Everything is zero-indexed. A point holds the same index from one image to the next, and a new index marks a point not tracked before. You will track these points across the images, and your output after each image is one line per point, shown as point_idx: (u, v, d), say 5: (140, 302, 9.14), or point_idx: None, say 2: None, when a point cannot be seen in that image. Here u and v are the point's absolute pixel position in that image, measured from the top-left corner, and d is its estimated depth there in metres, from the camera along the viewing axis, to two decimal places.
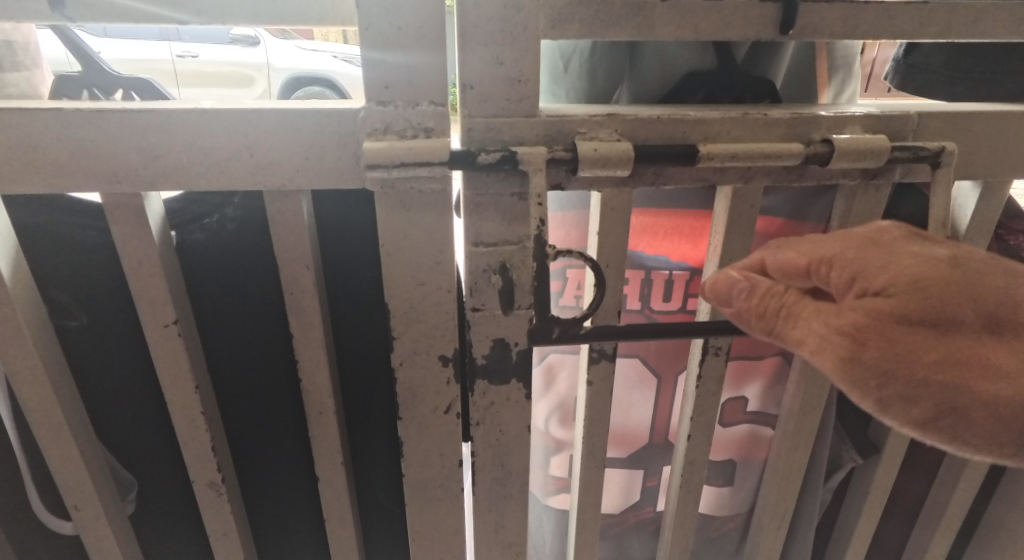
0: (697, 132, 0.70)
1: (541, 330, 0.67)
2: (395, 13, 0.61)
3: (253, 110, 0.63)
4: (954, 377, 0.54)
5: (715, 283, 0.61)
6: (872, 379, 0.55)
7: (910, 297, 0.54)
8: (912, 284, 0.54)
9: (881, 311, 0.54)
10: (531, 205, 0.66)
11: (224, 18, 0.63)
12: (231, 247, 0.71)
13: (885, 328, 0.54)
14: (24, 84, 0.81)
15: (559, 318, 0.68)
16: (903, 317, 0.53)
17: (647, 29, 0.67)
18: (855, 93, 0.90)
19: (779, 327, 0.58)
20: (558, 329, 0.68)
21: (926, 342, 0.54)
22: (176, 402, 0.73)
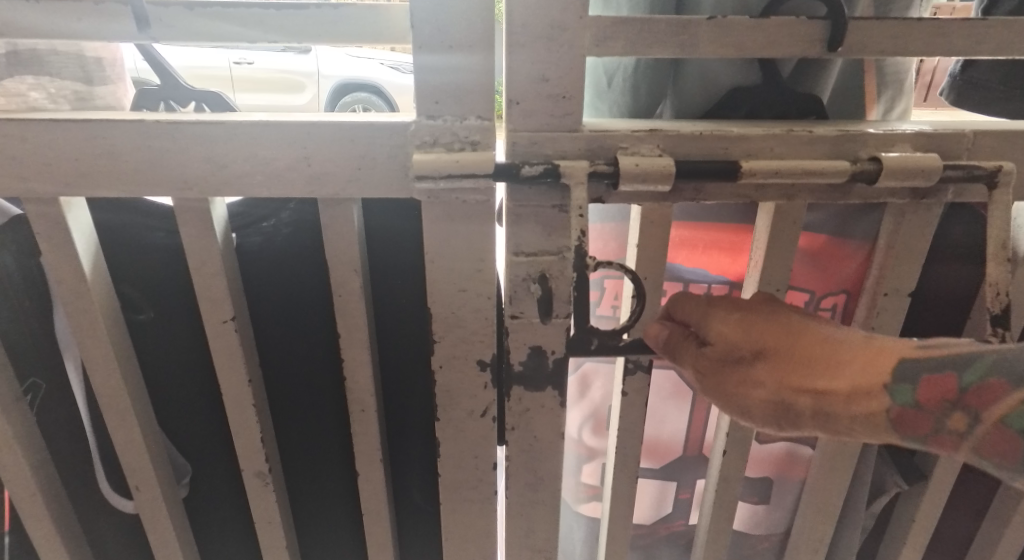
0: (738, 148, 0.70)
1: (575, 345, 0.69)
2: (446, 32, 0.64)
3: (311, 123, 0.67)
4: (755, 393, 0.65)
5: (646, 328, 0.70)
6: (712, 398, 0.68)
7: (730, 342, 0.66)
8: (736, 333, 0.66)
9: (714, 357, 0.67)
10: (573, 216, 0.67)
11: (289, 37, 0.67)
12: (286, 250, 0.76)
13: (717, 367, 0.67)
14: (111, 97, 0.87)
15: (596, 329, 0.68)
16: (728, 359, 0.66)
17: (691, 46, 0.68)
18: (905, 110, 0.88)
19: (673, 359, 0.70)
20: (597, 341, 0.69)
21: (751, 374, 0.66)
22: (230, 393, 0.78)
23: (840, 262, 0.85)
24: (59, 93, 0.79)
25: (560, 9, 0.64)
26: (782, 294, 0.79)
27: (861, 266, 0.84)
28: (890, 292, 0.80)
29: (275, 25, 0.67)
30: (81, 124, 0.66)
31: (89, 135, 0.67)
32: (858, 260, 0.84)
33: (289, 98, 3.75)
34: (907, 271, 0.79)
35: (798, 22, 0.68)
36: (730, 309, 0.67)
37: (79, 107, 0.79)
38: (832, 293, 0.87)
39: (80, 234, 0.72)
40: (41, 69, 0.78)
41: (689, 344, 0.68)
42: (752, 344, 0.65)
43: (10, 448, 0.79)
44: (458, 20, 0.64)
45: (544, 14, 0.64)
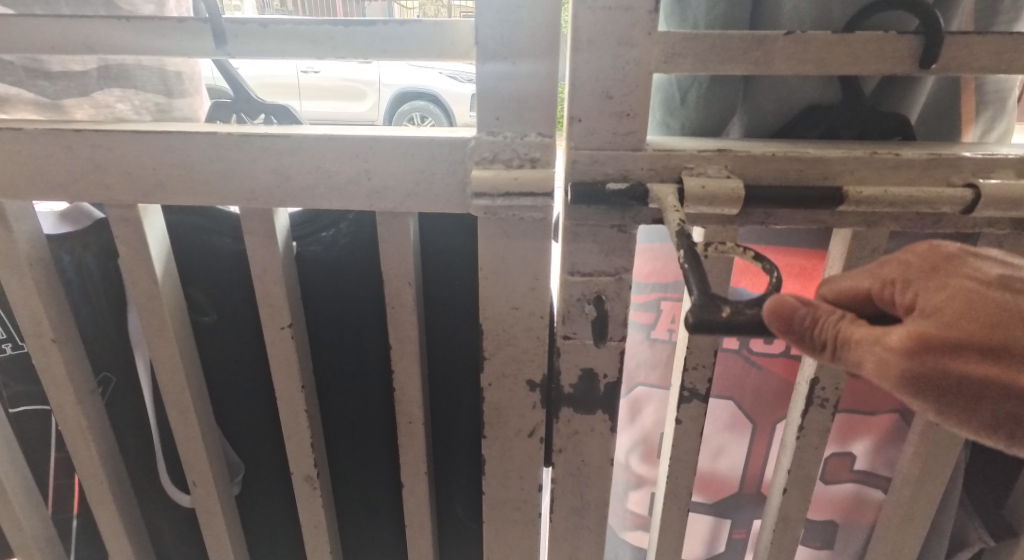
0: (815, 171, 0.65)
1: (704, 305, 0.50)
2: (510, 48, 0.63)
3: (372, 137, 0.67)
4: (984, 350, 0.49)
5: (776, 307, 0.51)
6: (917, 385, 0.50)
7: (947, 318, 0.50)
8: (956, 313, 0.50)
9: (922, 335, 0.49)
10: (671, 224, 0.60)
11: (357, 54, 0.67)
12: (343, 259, 0.79)
13: (926, 348, 0.49)
14: (189, 108, 0.90)
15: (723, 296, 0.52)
16: (944, 337, 0.49)
17: (767, 63, 0.64)
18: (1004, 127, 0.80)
19: (837, 353, 0.53)
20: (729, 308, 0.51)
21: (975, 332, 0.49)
22: (283, 398, 0.80)
23: None
24: (142, 104, 0.85)
25: (628, 24, 0.61)
26: None
27: None
28: None
29: (340, 41, 0.67)
30: (159, 136, 0.69)
31: (165, 147, 0.69)
32: None
33: (349, 106, 3.77)
34: None
35: (887, 38, 0.63)
36: (932, 281, 0.52)
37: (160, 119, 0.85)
38: None
39: (154, 238, 0.75)
40: (127, 82, 0.83)
41: (873, 328, 0.51)
42: (976, 325, 0.49)
43: (83, 436, 0.83)
44: (523, 36, 0.62)
45: (611, 29, 0.61)
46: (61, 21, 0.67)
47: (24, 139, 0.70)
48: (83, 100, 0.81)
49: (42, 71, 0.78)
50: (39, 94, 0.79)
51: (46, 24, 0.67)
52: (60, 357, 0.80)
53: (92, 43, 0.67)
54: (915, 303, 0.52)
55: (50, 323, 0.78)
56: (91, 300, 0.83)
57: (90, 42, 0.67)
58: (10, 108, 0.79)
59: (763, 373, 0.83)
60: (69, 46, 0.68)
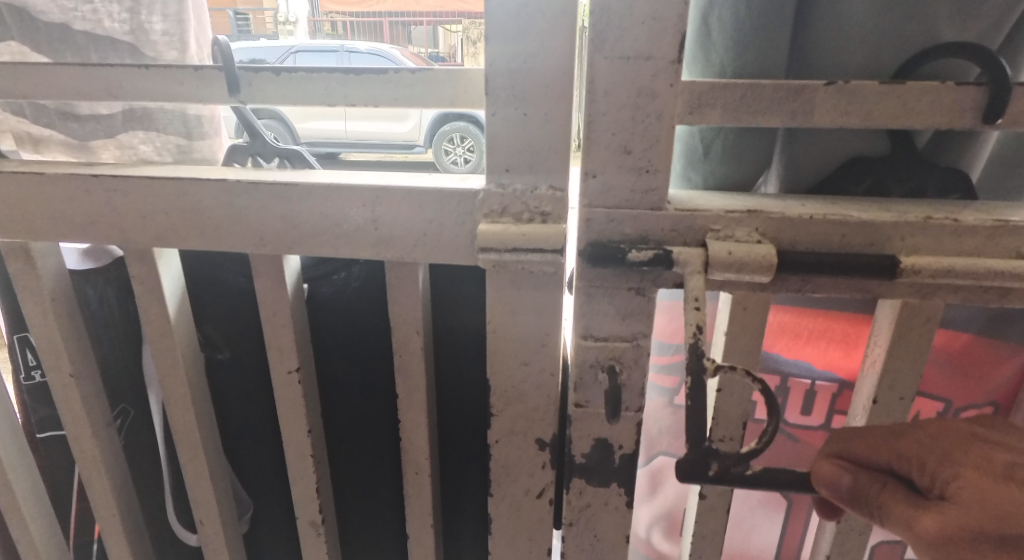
0: (860, 236, 0.58)
1: (691, 466, 0.53)
2: (522, 98, 0.58)
3: (380, 187, 0.63)
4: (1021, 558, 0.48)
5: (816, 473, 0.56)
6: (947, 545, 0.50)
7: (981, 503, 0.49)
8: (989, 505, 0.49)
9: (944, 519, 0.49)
10: (687, 308, 0.56)
11: (367, 101, 0.64)
12: (354, 303, 0.78)
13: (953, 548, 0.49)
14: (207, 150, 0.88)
15: (718, 451, 0.53)
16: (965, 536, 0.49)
17: (805, 115, 0.59)
18: None
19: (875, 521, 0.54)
20: (716, 463, 0.53)
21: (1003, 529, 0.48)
22: (291, 442, 0.79)
23: (990, 367, 0.71)
24: (163, 146, 0.86)
25: (650, 75, 0.56)
26: (906, 403, 0.69)
27: (1018, 376, 0.71)
28: None
29: (354, 87, 0.63)
30: (170, 182, 0.66)
31: (177, 192, 0.67)
32: (1010, 369, 0.71)
33: (392, 126, 3.83)
34: None
35: (945, 88, 0.56)
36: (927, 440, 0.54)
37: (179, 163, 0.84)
38: (977, 405, 0.73)
39: (168, 278, 0.74)
40: (151, 125, 0.84)
41: (907, 508, 0.52)
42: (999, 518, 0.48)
43: (97, 469, 0.83)
44: (536, 85, 0.58)
45: (630, 81, 0.56)
46: (85, 68, 0.66)
47: (44, 179, 0.69)
48: (109, 141, 0.83)
49: (73, 113, 0.80)
50: (69, 135, 0.81)
51: (71, 69, 0.66)
52: (78, 391, 0.80)
53: (115, 90, 0.66)
54: (935, 484, 0.52)
55: (69, 358, 0.78)
56: (111, 333, 0.83)
57: (112, 88, 0.66)
58: (43, 148, 0.81)
59: (802, 445, 0.79)
60: (87, 88, 0.67)
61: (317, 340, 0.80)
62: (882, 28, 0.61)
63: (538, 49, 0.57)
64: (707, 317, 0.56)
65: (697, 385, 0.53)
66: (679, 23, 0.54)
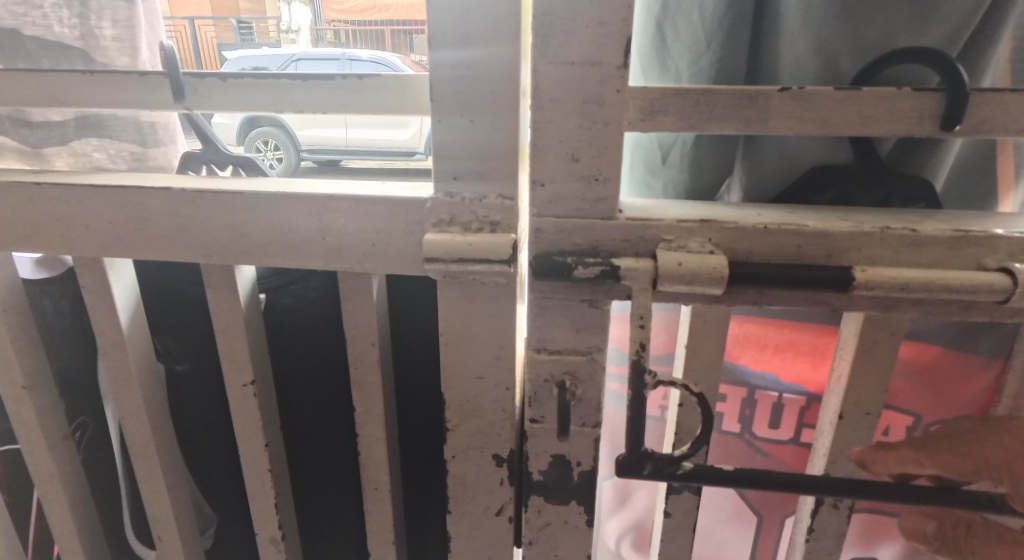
0: (816, 247, 0.56)
1: (630, 466, 0.58)
2: (468, 104, 0.57)
3: (328, 196, 0.62)
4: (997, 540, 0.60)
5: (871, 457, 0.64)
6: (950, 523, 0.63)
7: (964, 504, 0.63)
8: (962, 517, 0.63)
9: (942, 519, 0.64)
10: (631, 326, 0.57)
11: (315, 107, 0.63)
12: (312, 314, 0.76)
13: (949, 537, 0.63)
14: (161, 157, 0.85)
15: (653, 453, 0.59)
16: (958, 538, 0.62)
17: (760, 122, 0.57)
18: None
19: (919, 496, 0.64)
20: (651, 465, 0.59)
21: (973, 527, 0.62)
22: (248, 456, 0.77)
23: (959, 382, 0.69)
24: (118, 154, 0.83)
25: (596, 81, 0.54)
26: (874, 420, 0.67)
27: (988, 393, 0.69)
28: None
29: (301, 94, 0.62)
30: (116, 191, 0.65)
31: (123, 201, 0.65)
32: (982, 384, 0.68)
33: None
34: None
35: (901, 94, 0.55)
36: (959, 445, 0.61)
37: (132, 171, 0.82)
38: (946, 423, 0.70)
39: (121, 288, 0.73)
40: (104, 132, 0.82)
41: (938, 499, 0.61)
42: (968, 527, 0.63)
43: (53, 483, 0.82)
44: (482, 91, 0.56)
45: (577, 86, 0.54)
46: (29, 74, 0.64)
47: None
48: (62, 149, 0.81)
49: (24, 120, 0.79)
50: (22, 142, 0.80)
51: (15, 75, 0.64)
52: (31, 404, 0.78)
53: (60, 96, 0.64)
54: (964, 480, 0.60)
55: (22, 370, 0.77)
56: (68, 343, 0.82)
57: (57, 95, 0.65)
58: None
59: (771, 460, 0.76)
60: (31, 95, 0.65)
61: (274, 352, 0.79)
62: (840, 33, 0.59)
63: (483, 54, 0.55)
64: (651, 335, 0.56)
65: (635, 399, 0.56)
66: (625, 27, 0.53)
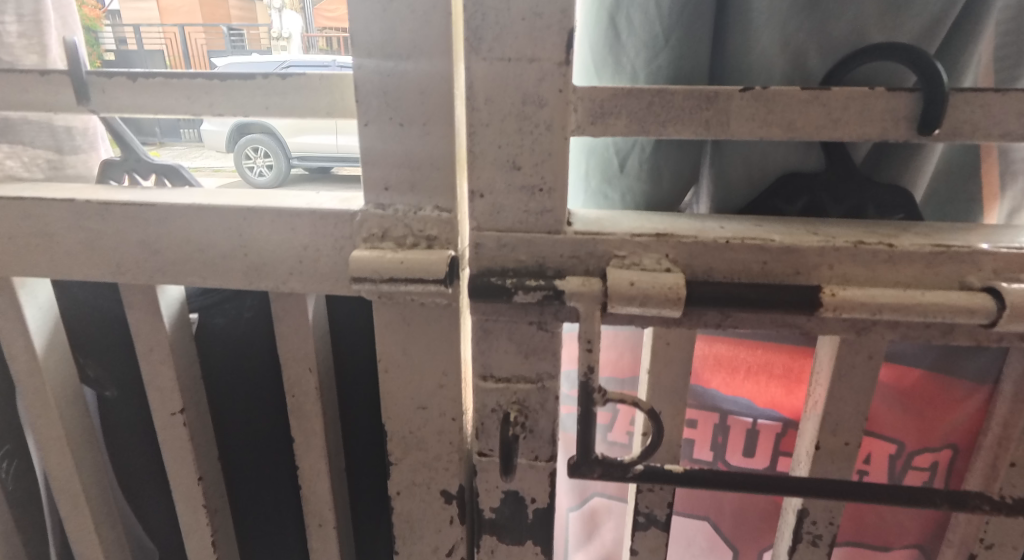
0: (784, 264, 0.51)
1: (579, 469, 0.55)
2: (396, 106, 0.51)
3: (248, 209, 0.56)
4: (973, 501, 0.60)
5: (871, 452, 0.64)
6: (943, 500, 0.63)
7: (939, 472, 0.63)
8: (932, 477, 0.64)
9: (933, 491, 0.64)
10: (579, 349, 0.52)
11: (235, 110, 0.57)
12: (242, 337, 0.67)
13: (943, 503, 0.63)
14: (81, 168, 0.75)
15: (604, 457, 0.55)
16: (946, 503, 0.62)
17: (720, 125, 0.51)
18: None
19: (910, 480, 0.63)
20: (600, 470, 0.55)
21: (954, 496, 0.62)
22: (180, 491, 0.69)
23: (943, 407, 0.64)
24: (33, 161, 0.71)
25: (535, 80, 0.49)
26: (853, 450, 0.61)
27: (974, 418, 0.63)
28: (1020, 462, 0.59)
29: (219, 95, 0.56)
30: (15, 202, 0.59)
31: (24, 213, 0.60)
32: (969, 408, 0.63)
33: None
34: None
35: (873, 94, 0.50)
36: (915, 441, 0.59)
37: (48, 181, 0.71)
38: (931, 450, 0.65)
39: (34, 309, 0.65)
40: (15, 138, 0.70)
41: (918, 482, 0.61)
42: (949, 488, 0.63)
43: None
44: (411, 91, 0.51)
45: (513, 86, 0.49)
46: None
47: None
48: None
49: None
50: None
51: None
52: None
53: None
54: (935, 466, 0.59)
55: None
56: None
57: None
58: None
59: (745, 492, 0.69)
60: None
61: (208, 380, 0.69)
62: (806, 27, 0.54)
63: (410, 51, 0.50)
64: (599, 358, 0.52)
65: (584, 418, 0.53)
66: (564, 18, 0.48)
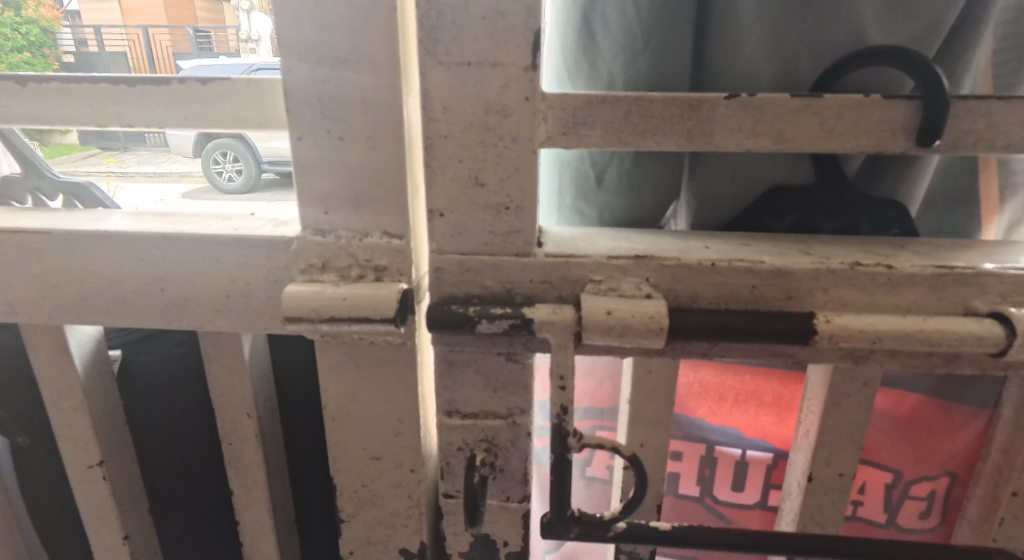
0: (773, 288, 0.46)
1: (555, 527, 0.51)
2: (333, 116, 0.46)
3: (162, 235, 0.50)
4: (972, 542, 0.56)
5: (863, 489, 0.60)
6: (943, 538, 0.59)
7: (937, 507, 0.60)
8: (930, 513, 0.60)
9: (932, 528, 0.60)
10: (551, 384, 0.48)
11: (147, 121, 0.51)
12: (167, 380, 0.59)
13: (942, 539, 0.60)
14: None
15: (582, 515, 0.51)
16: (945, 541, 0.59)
17: (704, 136, 0.46)
18: None
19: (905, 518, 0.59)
20: (579, 528, 0.51)
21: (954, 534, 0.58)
22: (103, 551, 0.63)
23: (941, 434, 0.60)
24: None
25: (498, 87, 0.44)
26: (847, 482, 0.57)
27: (975, 447, 0.59)
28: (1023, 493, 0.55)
29: (127, 103, 0.50)
30: None
31: None
32: (970, 437, 0.59)
33: None
34: None
35: (869, 102, 0.45)
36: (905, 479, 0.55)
37: None
38: (929, 478, 0.61)
39: None
40: None
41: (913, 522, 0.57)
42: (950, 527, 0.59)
43: None
44: (353, 102, 0.45)
45: (475, 95, 0.44)
46: None
47: None
48: None
49: None
50: None
51: None
52: None
53: None
54: None
55: None
56: None
57: None
58: None
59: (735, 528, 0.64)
60: None
61: (133, 429, 0.62)
62: (797, 28, 0.49)
63: (349, 53, 0.44)
64: (574, 396, 0.47)
65: (557, 465, 0.48)
66: (530, 19, 0.43)
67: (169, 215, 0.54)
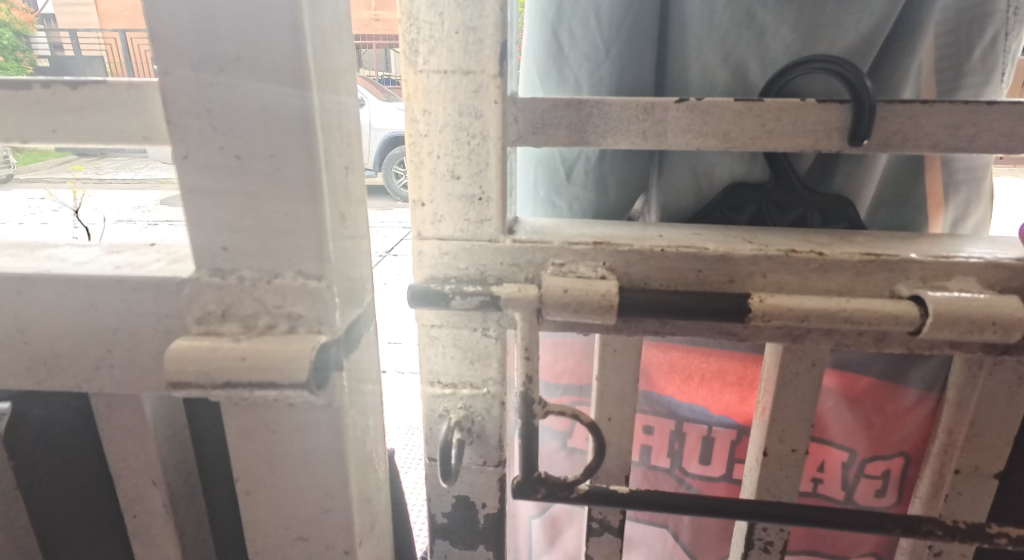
0: (717, 272, 0.51)
1: (523, 489, 0.56)
2: (224, 131, 0.46)
3: (27, 279, 0.50)
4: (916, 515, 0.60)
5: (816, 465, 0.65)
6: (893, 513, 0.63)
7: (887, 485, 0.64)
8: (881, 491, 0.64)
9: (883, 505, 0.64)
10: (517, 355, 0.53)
11: (9, 136, 0.48)
12: (67, 437, 0.58)
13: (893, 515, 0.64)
14: None
15: (547, 477, 0.56)
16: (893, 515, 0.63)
17: (657, 135, 0.51)
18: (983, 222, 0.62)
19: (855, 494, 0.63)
20: (545, 490, 0.56)
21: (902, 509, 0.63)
22: None
23: (892, 416, 0.64)
24: None
25: (470, 92, 0.50)
26: (800, 458, 0.61)
27: (924, 428, 0.63)
28: (964, 470, 0.59)
29: None
30: None
31: None
32: (918, 418, 0.63)
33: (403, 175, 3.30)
34: (992, 446, 0.58)
35: (806, 105, 0.50)
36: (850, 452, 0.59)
37: None
38: (883, 458, 0.65)
39: None
40: None
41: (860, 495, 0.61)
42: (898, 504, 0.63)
43: None
44: (254, 116, 0.46)
45: (450, 99, 0.50)
46: None
47: None
48: None
49: None
50: None
51: None
52: None
53: None
54: None
55: None
56: None
57: None
58: None
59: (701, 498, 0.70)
60: None
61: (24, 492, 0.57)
62: (745, 39, 0.55)
63: (234, 47, 0.44)
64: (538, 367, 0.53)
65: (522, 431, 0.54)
66: (497, 32, 0.49)
67: (48, 249, 0.54)
